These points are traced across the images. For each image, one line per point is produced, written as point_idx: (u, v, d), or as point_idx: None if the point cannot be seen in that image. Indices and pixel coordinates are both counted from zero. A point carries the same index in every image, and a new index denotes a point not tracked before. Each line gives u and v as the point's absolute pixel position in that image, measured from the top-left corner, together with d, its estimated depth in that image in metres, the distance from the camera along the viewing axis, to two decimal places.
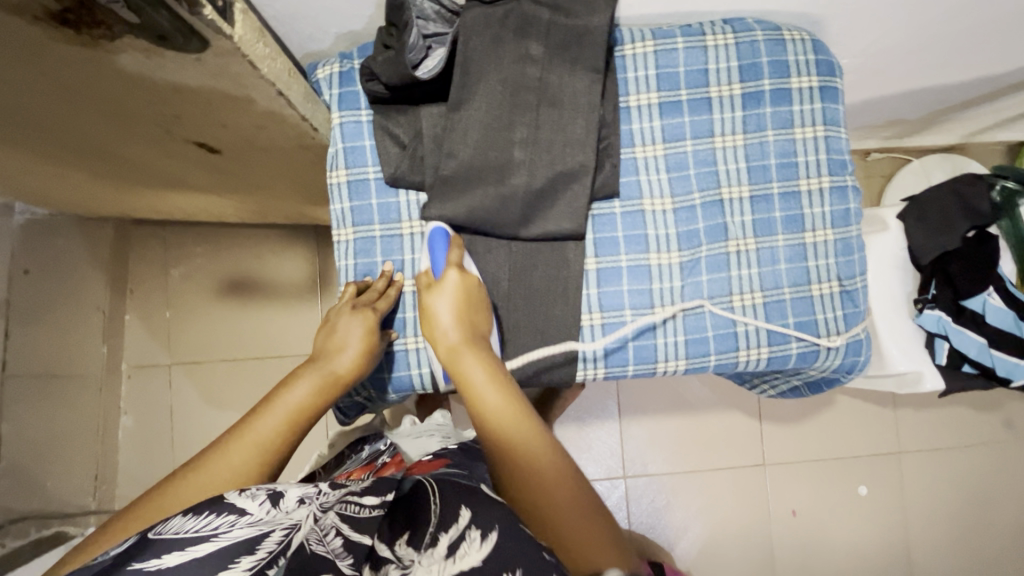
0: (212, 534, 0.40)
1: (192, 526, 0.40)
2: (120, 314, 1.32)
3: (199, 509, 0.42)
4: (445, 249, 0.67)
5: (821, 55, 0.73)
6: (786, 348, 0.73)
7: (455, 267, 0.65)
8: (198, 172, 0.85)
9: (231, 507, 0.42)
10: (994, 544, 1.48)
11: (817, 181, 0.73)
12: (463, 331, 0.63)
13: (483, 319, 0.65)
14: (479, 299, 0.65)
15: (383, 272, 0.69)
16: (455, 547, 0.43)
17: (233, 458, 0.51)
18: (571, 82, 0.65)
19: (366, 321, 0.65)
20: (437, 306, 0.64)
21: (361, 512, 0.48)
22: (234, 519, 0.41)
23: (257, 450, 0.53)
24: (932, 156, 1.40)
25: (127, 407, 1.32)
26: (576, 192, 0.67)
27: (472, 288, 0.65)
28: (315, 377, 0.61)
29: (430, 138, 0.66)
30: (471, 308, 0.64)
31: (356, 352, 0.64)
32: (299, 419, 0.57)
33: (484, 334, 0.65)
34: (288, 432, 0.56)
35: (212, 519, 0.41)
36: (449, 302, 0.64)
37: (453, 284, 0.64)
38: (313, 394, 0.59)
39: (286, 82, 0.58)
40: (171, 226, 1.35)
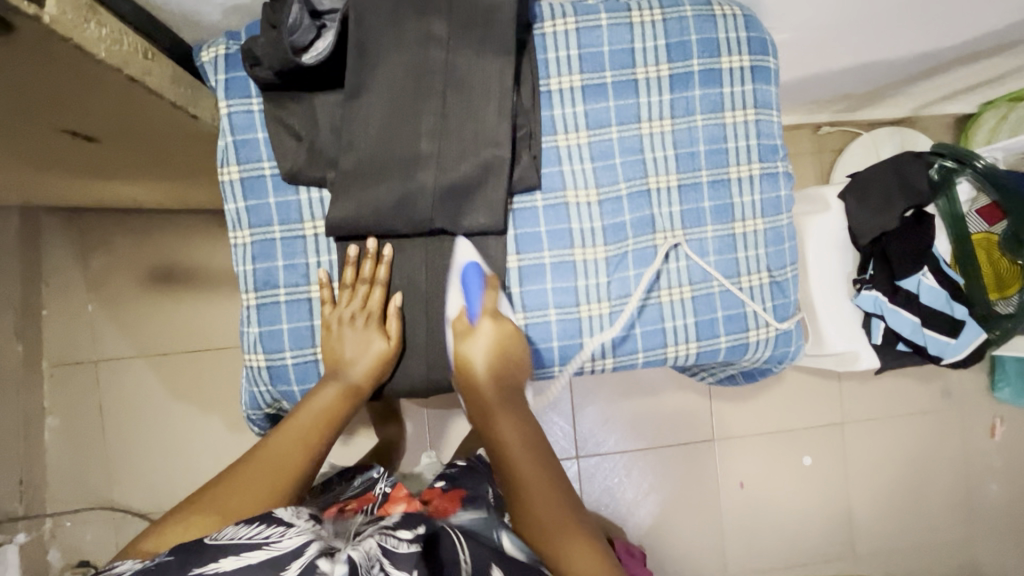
0: (264, 542, 0.47)
1: (246, 535, 0.48)
2: (36, 309, 1.23)
3: (249, 520, 0.50)
4: (479, 291, 0.65)
5: (752, 32, 0.69)
6: (714, 342, 0.71)
7: (491, 318, 0.66)
8: (86, 161, 0.76)
9: (278, 520, 0.50)
10: (929, 505, 1.55)
11: (747, 168, 0.70)
12: (495, 389, 0.70)
13: (518, 368, 0.69)
14: (514, 348, 0.67)
15: (371, 253, 0.64)
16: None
17: (278, 455, 0.61)
18: (481, 65, 0.60)
19: (376, 332, 0.65)
20: (472, 355, 0.67)
21: (399, 546, 0.49)
22: (284, 530, 0.49)
23: (296, 448, 0.62)
24: (881, 130, 1.39)
25: (52, 407, 1.25)
26: (494, 185, 0.62)
27: (508, 336, 0.67)
28: (327, 395, 0.64)
29: (328, 129, 0.60)
30: (506, 361, 0.68)
31: (373, 363, 0.65)
32: (327, 423, 0.63)
33: (516, 382, 0.70)
34: (302, 462, 0.61)
35: (262, 528, 0.49)
36: (483, 351, 0.67)
37: (489, 335, 0.66)
38: (326, 408, 0.64)
39: (139, 66, 0.52)
40: (85, 212, 1.25)
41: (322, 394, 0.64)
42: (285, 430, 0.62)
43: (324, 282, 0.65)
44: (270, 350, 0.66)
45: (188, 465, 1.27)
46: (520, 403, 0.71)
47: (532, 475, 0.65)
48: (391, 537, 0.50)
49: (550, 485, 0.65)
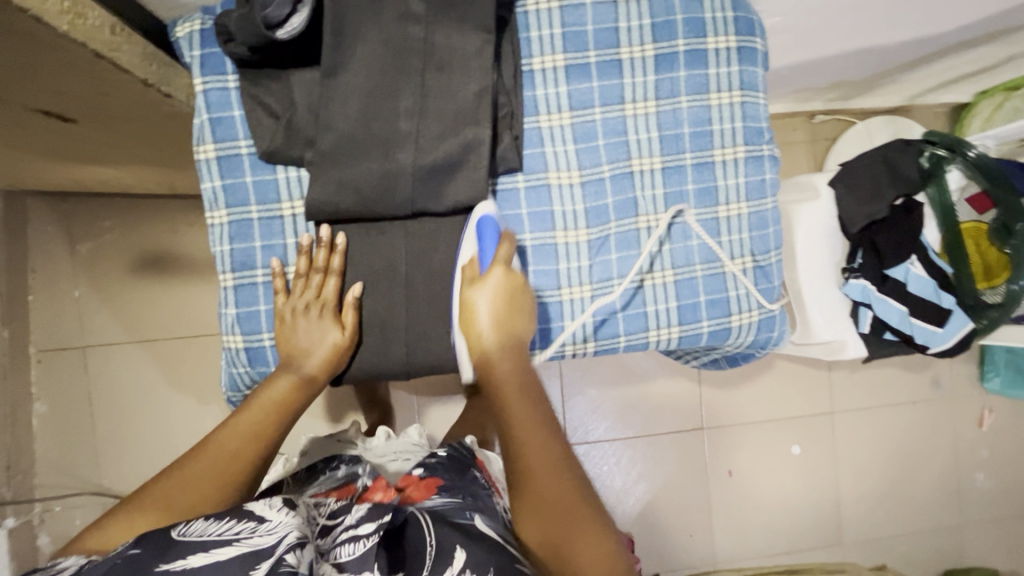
0: (233, 539, 0.47)
1: (215, 531, 0.47)
2: (22, 294, 1.22)
3: (220, 515, 0.49)
4: (494, 243, 0.63)
5: (739, 12, 0.68)
6: (697, 327, 0.70)
7: (503, 265, 0.62)
8: (66, 142, 0.75)
9: (250, 515, 0.49)
10: (918, 495, 1.56)
11: (732, 151, 0.69)
12: (499, 336, 0.63)
13: (523, 322, 0.64)
14: (523, 300, 0.64)
15: (323, 241, 0.64)
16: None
17: (229, 445, 0.59)
18: (460, 43, 0.59)
19: (331, 320, 0.64)
20: (477, 304, 0.62)
21: (360, 547, 0.51)
22: (254, 526, 0.48)
23: (249, 438, 0.60)
24: (875, 118, 1.38)
25: (39, 392, 1.24)
26: (474, 165, 0.61)
27: (515, 287, 0.63)
28: (281, 386, 0.63)
29: (306, 108, 0.59)
30: (514, 314, 0.63)
31: (328, 354, 0.64)
32: (283, 412, 0.62)
33: (521, 337, 0.64)
34: (251, 456, 0.59)
35: (233, 524, 0.48)
36: (490, 301, 0.62)
37: (499, 283, 0.62)
38: (281, 399, 0.62)
39: (107, 42, 0.51)
40: (71, 197, 1.24)
41: (276, 384, 0.63)
42: (237, 424, 0.60)
43: (277, 270, 0.64)
44: (248, 331, 0.66)
45: (177, 450, 1.27)
46: (525, 360, 0.64)
47: (532, 436, 0.58)
48: (353, 540, 0.51)
49: (552, 458, 0.57)
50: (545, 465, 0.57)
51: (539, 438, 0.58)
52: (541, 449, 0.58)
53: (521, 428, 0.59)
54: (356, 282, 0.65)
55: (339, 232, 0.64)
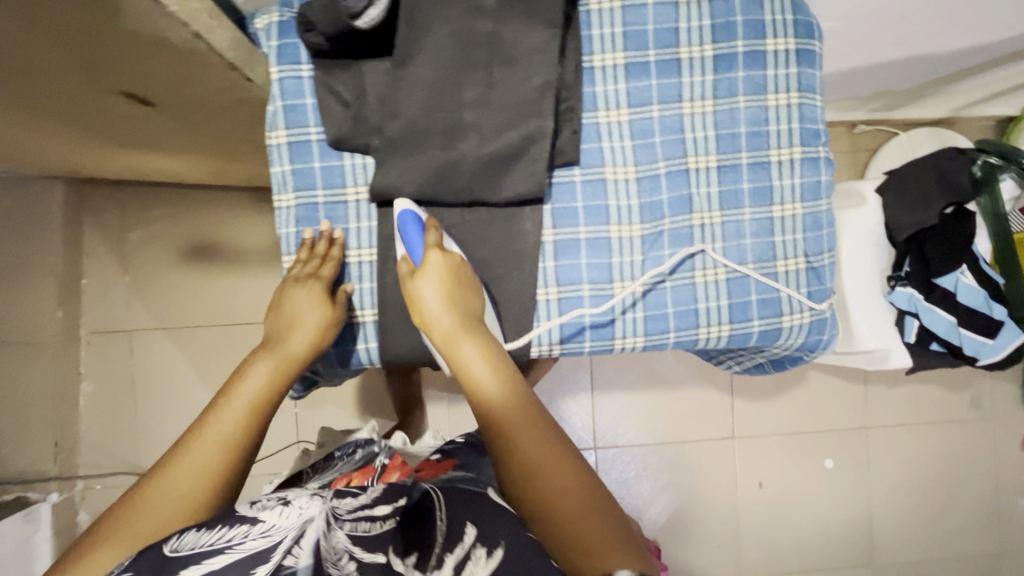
0: (226, 547, 0.45)
1: (207, 539, 0.45)
2: (76, 278, 1.27)
3: (211, 523, 0.46)
4: (419, 232, 0.63)
5: (799, 15, 0.69)
6: (747, 326, 0.70)
7: (436, 249, 0.62)
8: (138, 128, 0.79)
9: (242, 518, 0.47)
10: (954, 518, 1.52)
11: (788, 151, 0.69)
12: (455, 316, 0.61)
13: (475, 301, 0.63)
14: (465, 276, 0.63)
15: (323, 233, 0.65)
16: (461, 567, 0.46)
17: (198, 454, 0.52)
18: (527, 37, 0.60)
19: (314, 292, 0.64)
20: (425, 293, 0.62)
21: (372, 529, 0.53)
22: (246, 530, 0.46)
23: (222, 444, 0.53)
24: (918, 130, 1.36)
25: (87, 373, 1.29)
26: (535, 156, 0.63)
27: (457, 268, 0.63)
28: (260, 377, 0.59)
29: (375, 96, 0.61)
30: (462, 292, 0.62)
31: (313, 331, 0.63)
32: (261, 407, 0.57)
33: (478, 317, 0.63)
34: (225, 463, 0.53)
35: (225, 531, 0.46)
36: (435, 285, 0.61)
37: (437, 266, 0.62)
38: (259, 395, 0.58)
39: (205, 23, 0.52)
40: (127, 186, 1.29)
41: (252, 376, 0.59)
42: (207, 433, 0.53)
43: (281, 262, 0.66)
44: None
45: None
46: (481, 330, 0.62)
47: (509, 403, 0.55)
48: (365, 521, 0.53)
49: (536, 424, 0.53)
50: (531, 432, 0.52)
51: (517, 406, 0.55)
52: (520, 413, 0.54)
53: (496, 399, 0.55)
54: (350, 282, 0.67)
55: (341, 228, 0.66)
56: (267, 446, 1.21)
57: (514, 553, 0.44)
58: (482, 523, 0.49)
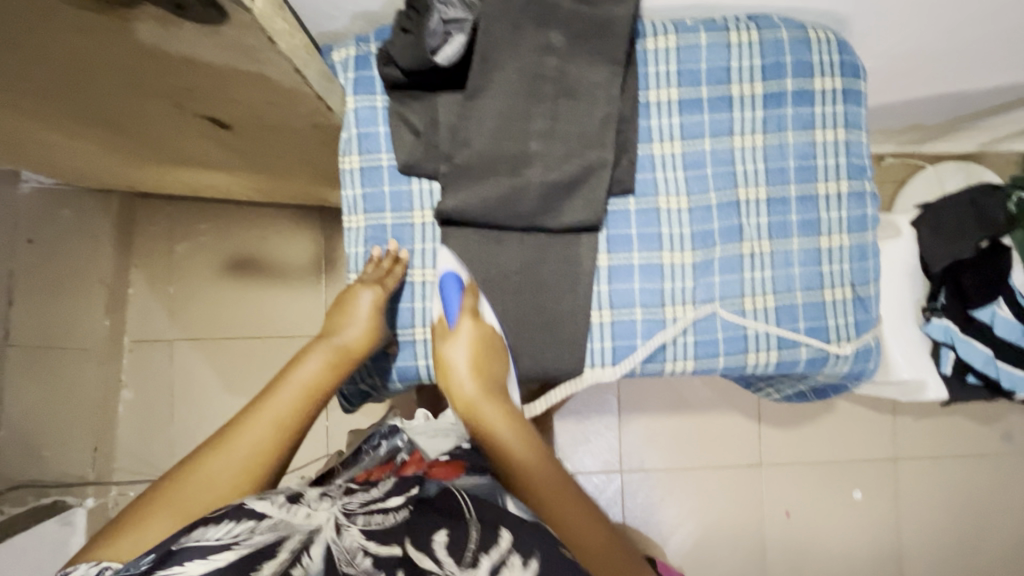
0: (233, 542, 0.43)
1: (214, 534, 0.43)
2: (123, 288, 1.31)
3: (219, 516, 0.45)
4: (457, 296, 0.67)
5: (845, 56, 0.72)
6: (795, 352, 0.72)
7: (469, 317, 0.66)
8: (208, 149, 0.83)
9: (250, 512, 0.46)
10: (986, 554, 1.49)
11: (835, 185, 0.72)
12: (479, 382, 0.65)
13: (500, 367, 0.67)
14: (495, 343, 0.67)
15: (390, 253, 0.68)
16: (497, 570, 0.44)
17: (253, 435, 0.54)
18: (591, 74, 0.65)
19: (374, 296, 0.66)
20: (454, 358, 0.67)
21: (386, 520, 0.49)
22: (253, 526, 0.45)
23: (274, 427, 0.55)
24: (947, 163, 1.38)
25: (128, 381, 1.32)
26: (595, 185, 0.67)
27: (487, 336, 0.67)
28: (317, 363, 0.62)
29: (446, 126, 0.65)
30: (489, 356, 0.67)
31: (367, 329, 0.66)
32: (314, 395, 0.60)
33: (499, 381, 0.67)
34: (278, 449, 0.54)
35: (232, 526, 0.44)
36: (465, 352, 0.66)
37: (469, 335, 0.66)
38: (313, 380, 0.60)
39: (302, 58, 0.57)
40: (177, 201, 1.34)
41: (312, 359, 0.62)
42: (264, 412, 0.56)
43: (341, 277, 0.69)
44: None
45: None
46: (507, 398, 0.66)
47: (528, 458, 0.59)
48: (377, 514, 0.50)
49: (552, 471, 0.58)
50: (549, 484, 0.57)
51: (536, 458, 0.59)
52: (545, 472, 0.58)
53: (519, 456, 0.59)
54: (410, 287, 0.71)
55: (406, 250, 0.69)
56: (300, 458, 1.22)
57: (551, 568, 0.44)
58: (515, 529, 0.47)
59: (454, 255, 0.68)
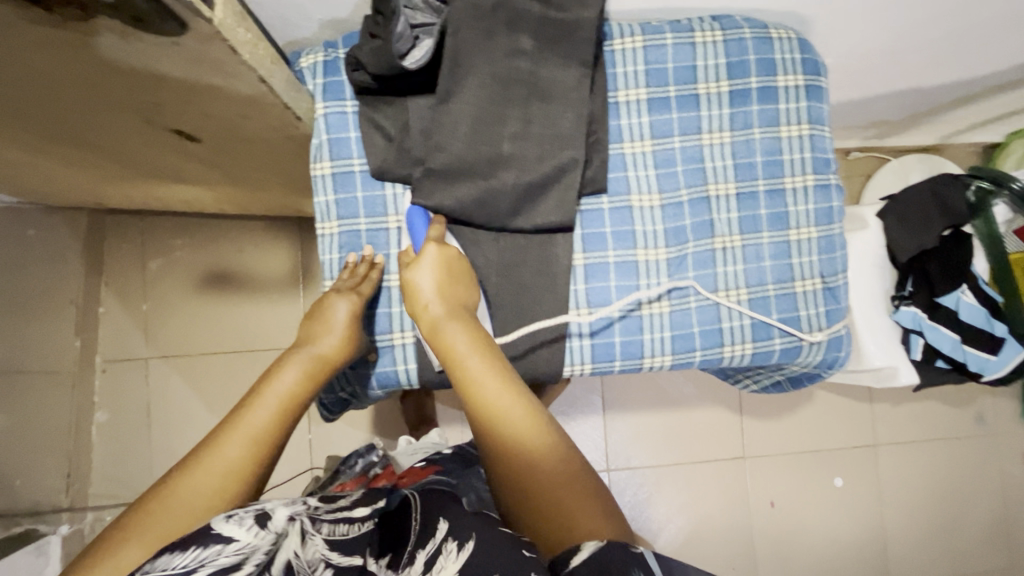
0: (197, 569, 0.39)
1: (178, 561, 0.39)
2: (94, 306, 1.27)
3: (182, 543, 0.40)
4: (423, 227, 0.67)
5: (807, 53, 0.74)
6: (769, 344, 0.73)
7: (435, 241, 0.65)
8: (176, 163, 0.81)
9: (215, 537, 0.41)
10: (964, 534, 1.53)
11: (802, 179, 0.74)
12: (445, 303, 0.62)
13: (468, 289, 0.65)
14: (459, 270, 0.65)
15: (366, 258, 0.68)
16: (432, 563, 0.46)
17: (230, 451, 0.52)
18: (560, 76, 0.65)
19: (350, 305, 0.66)
20: (418, 281, 0.63)
21: (351, 529, 0.50)
22: (220, 550, 0.41)
23: (252, 441, 0.53)
24: (910, 156, 1.43)
25: (101, 402, 1.28)
26: (568, 185, 0.67)
27: (452, 259, 0.65)
28: (295, 374, 0.60)
29: (418, 130, 0.65)
30: (454, 277, 0.64)
31: (345, 338, 0.65)
32: (292, 406, 0.58)
33: (468, 306, 0.64)
34: (257, 462, 0.52)
35: (198, 552, 0.40)
36: (430, 275, 0.63)
37: (433, 258, 0.64)
38: (289, 391, 0.59)
39: (268, 68, 0.56)
40: (147, 216, 1.31)
41: (288, 370, 0.60)
42: (240, 427, 0.54)
43: None
44: None
45: None
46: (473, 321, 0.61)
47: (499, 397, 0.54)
48: (344, 521, 0.50)
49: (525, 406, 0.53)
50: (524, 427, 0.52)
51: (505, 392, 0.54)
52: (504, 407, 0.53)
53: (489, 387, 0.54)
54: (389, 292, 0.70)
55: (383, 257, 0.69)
56: (283, 473, 1.20)
57: (490, 549, 0.44)
58: (454, 519, 0.49)
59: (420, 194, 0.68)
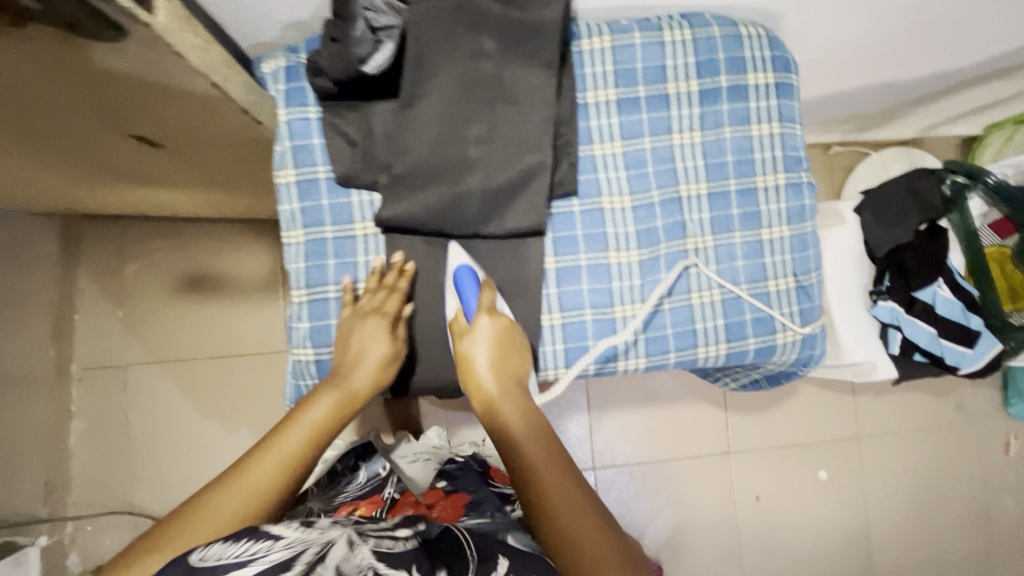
0: (250, 559, 0.43)
1: (234, 552, 0.44)
2: (69, 314, 1.25)
3: (238, 535, 0.45)
4: (474, 291, 0.66)
5: (777, 51, 0.73)
6: (743, 344, 0.73)
7: (487, 314, 0.65)
8: (141, 168, 0.80)
9: (266, 533, 0.46)
10: (947, 523, 1.55)
11: (773, 177, 0.73)
12: (499, 381, 0.64)
13: (521, 364, 0.66)
14: (514, 340, 0.66)
15: (394, 264, 0.67)
16: None
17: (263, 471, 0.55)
18: (526, 78, 0.64)
19: (380, 327, 0.65)
20: (475, 356, 0.64)
21: (394, 546, 0.50)
22: (270, 544, 0.45)
23: (280, 465, 0.57)
24: (890, 149, 1.43)
25: (79, 410, 1.26)
26: (537, 189, 0.66)
27: (505, 331, 0.66)
28: (324, 403, 0.62)
29: (382, 135, 0.64)
30: (507, 352, 0.65)
31: (376, 364, 0.65)
32: (322, 433, 0.60)
33: (519, 379, 0.66)
34: (283, 482, 0.56)
35: (251, 544, 0.44)
36: (486, 350, 0.64)
37: (487, 331, 0.64)
38: (320, 419, 0.61)
39: (221, 73, 0.55)
40: (121, 221, 1.28)
41: (321, 400, 0.62)
42: (273, 451, 0.57)
43: (348, 287, 0.67)
44: (319, 344, 0.68)
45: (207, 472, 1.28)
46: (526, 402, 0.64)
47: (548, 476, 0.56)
48: (387, 539, 0.50)
49: (570, 483, 0.56)
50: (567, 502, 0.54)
51: (555, 473, 0.56)
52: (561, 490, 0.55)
53: (540, 466, 0.57)
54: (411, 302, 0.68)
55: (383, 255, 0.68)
56: None
57: None
58: None
59: (466, 250, 0.68)
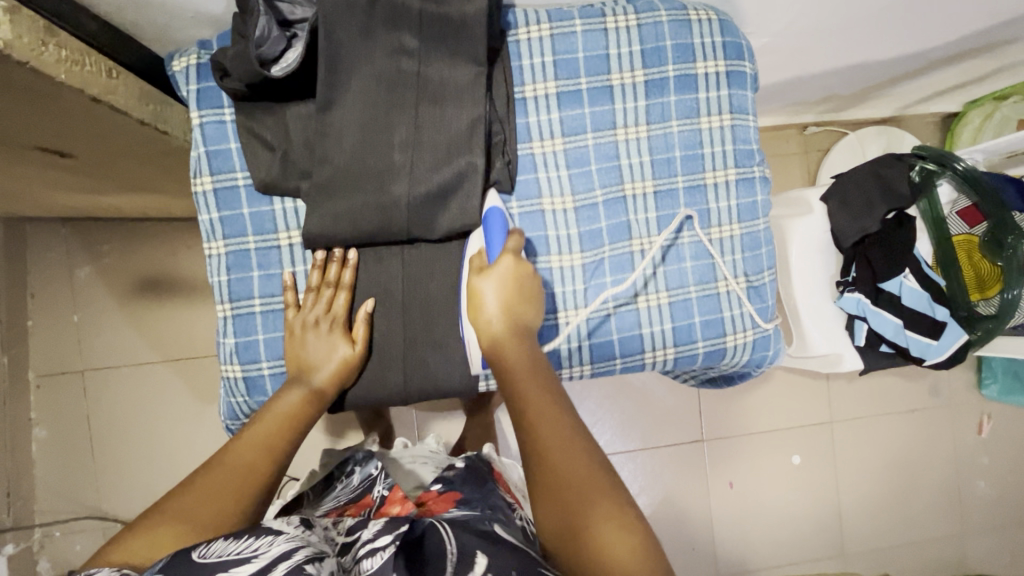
0: (252, 555, 0.43)
1: (234, 548, 0.44)
2: (22, 320, 1.21)
3: (237, 534, 0.45)
4: (501, 234, 0.63)
5: (728, 37, 0.69)
6: (692, 347, 0.71)
7: (510, 254, 0.62)
8: (63, 177, 0.75)
9: (266, 530, 0.46)
10: (920, 503, 1.56)
11: (723, 173, 0.70)
12: (507, 322, 0.61)
13: (532, 312, 0.63)
14: (529, 286, 0.63)
15: (336, 257, 0.64)
16: None
17: (246, 458, 0.58)
18: (451, 75, 0.60)
19: (341, 337, 0.64)
20: (484, 291, 0.61)
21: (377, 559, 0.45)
22: (271, 539, 0.45)
23: (263, 450, 0.59)
24: (867, 129, 1.39)
25: (39, 417, 1.22)
26: (470, 191, 0.62)
27: (524, 275, 0.63)
28: (291, 399, 0.62)
29: (302, 142, 0.61)
30: (522, 301, 0.62)
31: (338, 367, 0.64)
32: (293, 424, 0.61)
33: (530, 326, 0.63)
34: (265, 470, 0.58)
35: (251, 541, 0.45)
36: (499, 289, 0.61)
37: (506, 271, 0.62)
38: (292, 411, 0.62)
39: (103, 85, 0.55)
40: (68, 221, 1.22)
41: (287, 397, 0.63)
42: (251, 440, 0.59)
43: (289, 285, 0.65)
44: (246, 361, 0.67)
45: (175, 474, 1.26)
46: (533, 345, 0.62)
47: (543, 407, 0.55)
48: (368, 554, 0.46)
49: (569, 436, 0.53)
50: (564, 448, 0.52)
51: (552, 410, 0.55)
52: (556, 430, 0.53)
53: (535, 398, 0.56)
54: (367, 298, 0.66)
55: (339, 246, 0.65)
56: None
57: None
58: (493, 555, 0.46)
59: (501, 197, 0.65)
